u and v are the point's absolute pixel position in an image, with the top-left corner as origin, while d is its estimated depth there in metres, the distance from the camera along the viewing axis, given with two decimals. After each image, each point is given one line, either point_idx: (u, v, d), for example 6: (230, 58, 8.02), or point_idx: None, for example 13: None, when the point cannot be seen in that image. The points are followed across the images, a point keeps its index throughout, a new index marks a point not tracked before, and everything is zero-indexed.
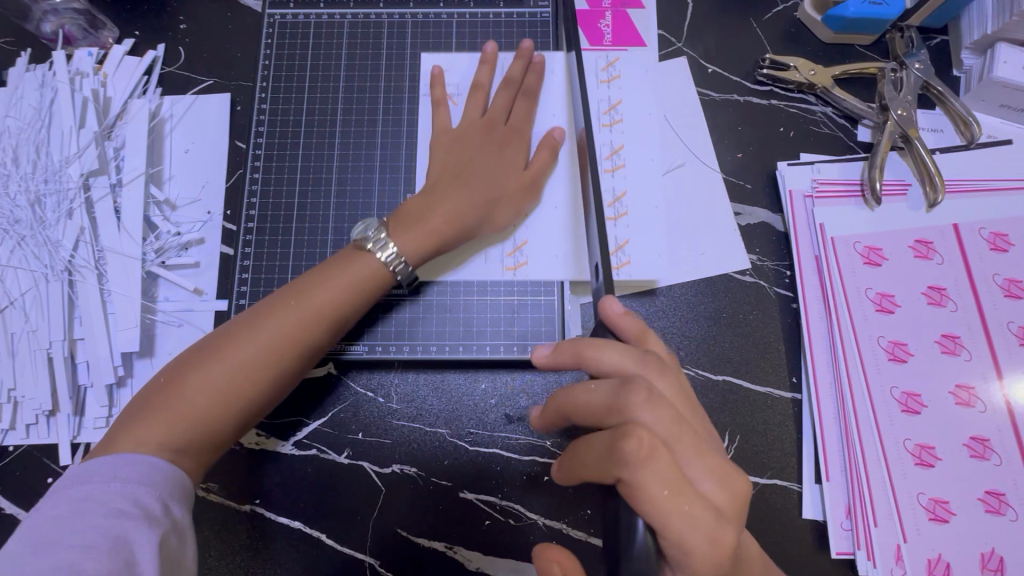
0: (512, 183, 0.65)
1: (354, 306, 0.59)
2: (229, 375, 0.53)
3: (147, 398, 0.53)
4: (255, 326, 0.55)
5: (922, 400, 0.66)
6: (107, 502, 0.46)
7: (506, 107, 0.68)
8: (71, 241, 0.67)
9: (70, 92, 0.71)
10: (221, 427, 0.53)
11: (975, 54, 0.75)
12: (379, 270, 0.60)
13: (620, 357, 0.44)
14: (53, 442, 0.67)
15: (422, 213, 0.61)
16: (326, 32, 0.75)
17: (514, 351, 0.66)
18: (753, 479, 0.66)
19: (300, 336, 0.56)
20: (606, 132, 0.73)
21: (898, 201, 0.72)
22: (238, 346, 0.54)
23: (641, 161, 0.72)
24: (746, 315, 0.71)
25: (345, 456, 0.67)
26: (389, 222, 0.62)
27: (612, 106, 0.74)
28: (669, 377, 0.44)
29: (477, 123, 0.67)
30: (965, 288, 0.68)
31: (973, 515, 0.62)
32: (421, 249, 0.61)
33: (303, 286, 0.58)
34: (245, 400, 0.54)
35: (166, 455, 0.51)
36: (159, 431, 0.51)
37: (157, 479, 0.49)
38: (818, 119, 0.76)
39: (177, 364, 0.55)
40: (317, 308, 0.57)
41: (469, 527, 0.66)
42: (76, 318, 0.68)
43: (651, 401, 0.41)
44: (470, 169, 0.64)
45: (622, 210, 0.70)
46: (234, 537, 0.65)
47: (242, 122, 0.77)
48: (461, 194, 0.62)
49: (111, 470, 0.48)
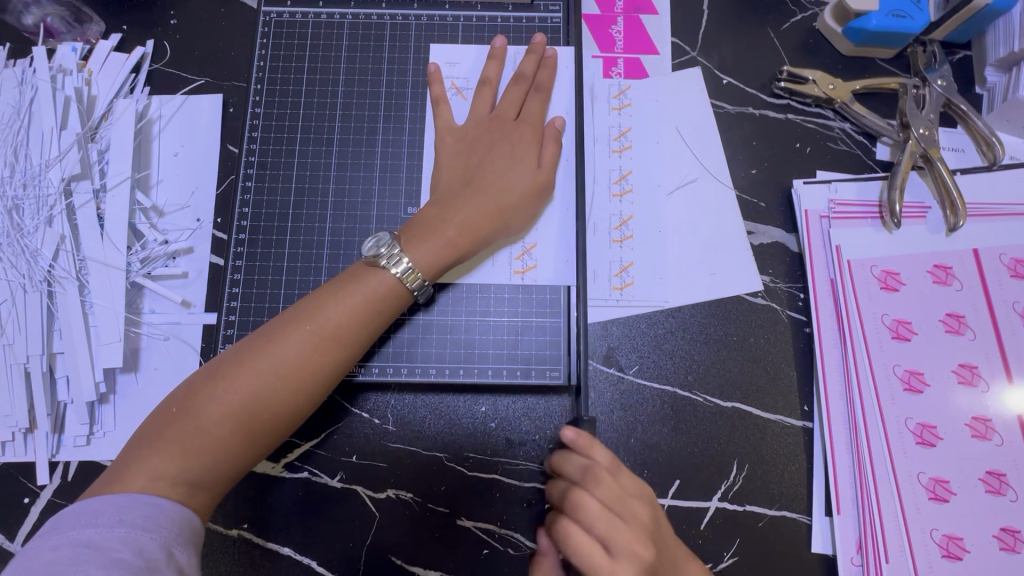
0: (527, 182, 0.61)
1: (374, 324, 0.56)
2: (244, 401, 0.50)
3: (157, 426, 0.50)
4: (268, 349, 0.52)
5: (938, 432, 0.64)
6: (107, 550, 0.42)
7: (517, 103, 0.65)
8: (51, 249, 0.64)
9: (51, 91, 0.68)
10: (239, 456, 0.51)
11: (1000, 72, 0.73)
12: (396, 285, 0.56)
13: (568, 467, 0.51)
14: (30, 460, 0.63)
15: (436, 225, 0.58)
16: (325, 31, 0.71)
17: (517, 375, 0.63)
18: (761, 511, 0.64)
19: (318, 359, 0.53)
20: (615, 158, 0.73)
21: (917, 224, 0.70)
22: (251, 372, 0.51)
23: (648, 187, 0.72)
24: (758, 340, 0.68)
25: (338, 480, 0.65)
26: (401, 234, 0.59)
27: (623, 133, 0.73)
28: (604, 482, 0.48)
29: (489, 120, 0.64)
30: (984, 316, 0.66)
31: (988, 552, 0.60)
32: (435, 260, 0.57)
33: (316, 304, 0.55)
34: (262, 428, 0.51)
35: (178, 493, 0.48)
36: (173, 464, 0.48)
37: (163, 523, 0.45)
38: (836, 135, 0.73)
39: (188, 390, 0.51)
40: (334, 329, 0.54)
41: (466, 555, 0.63)
42: (56, 331, 0.64)
43: (577, 517, 0.47)
44: (481, 175, 0.61)
45: (628, 232, 0.70)
46: (221, 562, 0.63)
47: (234, 124, 0.73)
48: (475, 203, 0.59)
49: (117, 513, 0.44)
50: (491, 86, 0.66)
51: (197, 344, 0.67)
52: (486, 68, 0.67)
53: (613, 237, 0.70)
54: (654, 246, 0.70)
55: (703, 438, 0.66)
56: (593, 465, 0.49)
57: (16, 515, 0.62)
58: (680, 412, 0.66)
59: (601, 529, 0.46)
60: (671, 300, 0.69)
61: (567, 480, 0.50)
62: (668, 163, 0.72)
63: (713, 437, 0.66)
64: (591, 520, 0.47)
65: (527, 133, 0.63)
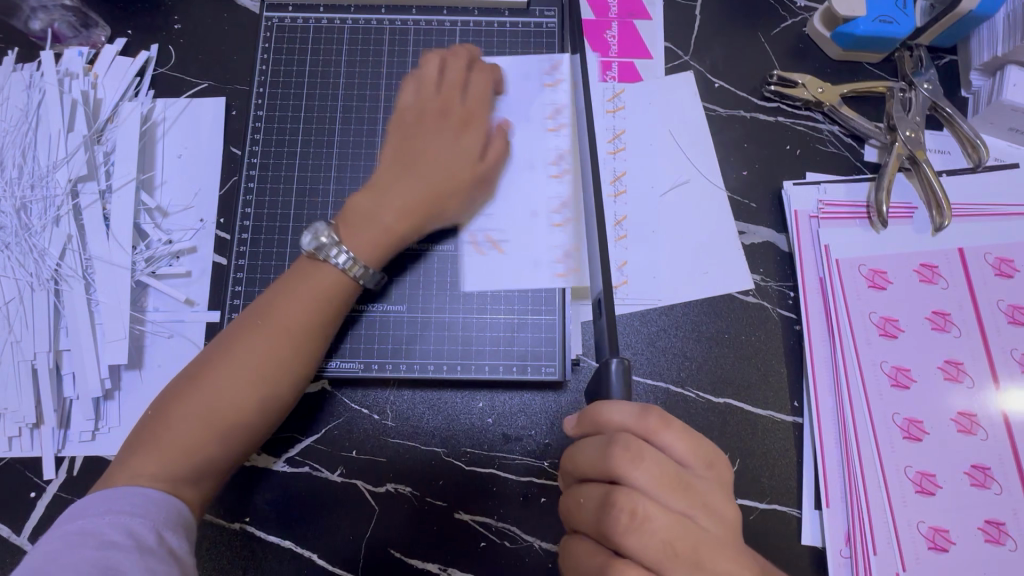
0: (465, 172, 0.62)
1: (327, 315, 0.57)
2: (210, 400, 0.52)
3: (138, 434, 0.52)
4: (230, 349, 0.54)
5: (924, 427, 0.65)
6: (99, 534, 0.45)
7: (460, 86, 0.65)
8: (58, 249, 0.66)
9: (58, 95, 0.69)
10: (213, 455, 0.52)
11: (984, 76, 0.75)
12: (341, 277, 0.57)
13: (592, 455, 0.46)
14: (38, 454, 0.65)
15: (371, 212, 0.59)
16: (325, 36, 0.73)
17: (513, 372, 0.65)
18: (753, 504, 0.65)
19: (276, 353, 0.54)
20: (609, 159, 0.74)
21: (904, 224, 0.71)
22: (217, 372, 0.53)
23: (641, 188, 0.73)
24: (749, 337, 0.70)
25: (339, 474, 0.66)
26: (338, 223, 0.59)
27: (616, 135, 0.75)
28: (646, 459, 0.44)
29: (431, 101, 0.64)
30: (969, 314, 0.68)
31: (973, 543, 0.62)
32: (374, 249, 0.58)
33: (270, 302, 0.56)
34: (230, 425, 0.52)
35: (162, 488, 0.49)
36: (151, 466, 0.50)
37: (152, 509, 0.48)
38: (825, 138, 0.75)
39: (164, 396, 0.53)
40: (288, 324, 0.55)
41: (464, 548, 0.65)
42: (62, 328, 0.66)
43: (637, 524, 0.43)
44: (420, 160, 0.61)
45: (622, 232, 0.72)
46: (223, 554, 0.64)
47: (237, 127, 0.74)
48: (409, 188, 0.60)
49: (105, 503, 0.47)
50: (439, 63, 0.65)
51: (200, 341, 0.68)
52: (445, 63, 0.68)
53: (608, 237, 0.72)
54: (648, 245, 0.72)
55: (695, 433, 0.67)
56: (620, 439, 0.44)
57: (23, 509, 0.64)
58: (673, 408, 0.68)
59: (668, 521, 0.43)
60: (665, 299, 0.70)
61: (598, 470, 0.45)
62: (661, 164, 0.74)
63: (705, 432, 0.67)
64: (653, 510, 0.43)
65: (466, 121, 0.63)
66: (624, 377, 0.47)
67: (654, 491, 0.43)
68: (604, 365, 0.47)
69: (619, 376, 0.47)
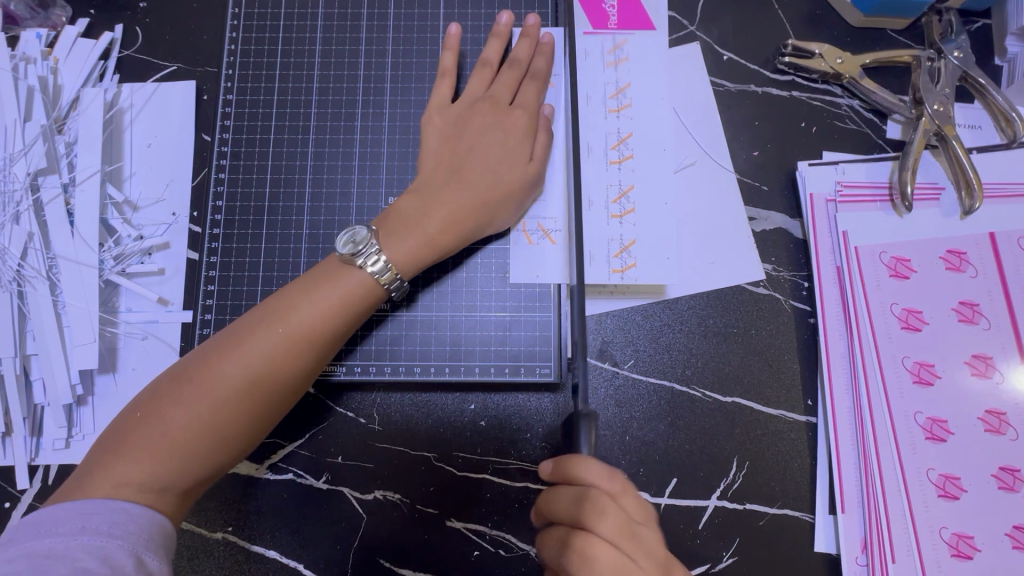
0: (519, 181, 0.58)
1: (345, 325, 0.53)
2: (215, 405, 0.48)
3: (121, 429, 0.48)
4: (240, 349, 0.49)
5: (948, 427, 0.61)
6: (69, 559, 0.40)
7: (512, 87, 0.61)
8: (19, 248, 0.62)
9: (13, 81, 0.64)
10: (211, 462, 0.49)
11: (1021, 41, 0.68)
12: (373, 285, 0.53)
13: (562, 501, 0.44)
14: (9, 464, 0.62)
15: (416, 219, 0.55)
16: (299, 12, 0.67)
17: (505, 373, 0.60)
18: (761, 509, 0.61)
19: (291, 361, 0.50)
20: (611, 120, 0.66)
21: (929, 207, 0.66)
22: (217, 376, 0.48)
23: (649, 156, 0.65)
24: (759, 332, 0.65)
25: (324, 481, 0.63)
26: (377, 227, 0.55)
27: (620, 90, 0.67)
28: (610, 511, 0.42)
29: (481, 103, 0.60)
30: (1000, 304, 0.62)
31: (1000, 551, 0.58)
32: (414, 259, 0.54)
33: (288, 303, 0.51)
34: (234, 432, 0.49)
35: (146, 498, 0.46)
36: (140, 470, 0.46)
37: (130, 528, 0.43)
38: (843, 113, 0.69)
39: (155, 392, 0.49)
40: (307, 330, 0.51)
41: (457, 558, 0.61)
42: (29, 332, 0.62)
43: (591, 570, 0.41)
44: (470, 166, 0.57)
45: (628, 206, 0.64)
46: (207, 565, 0.61)
47: (209, 113, 0.69)
48: (460, 196, 0.56)
49: (80, 520, 0.42)
50: (494, 70, 0.63)
51: (175, 343, 0.64)
52: (491, 51, 0.63)
53: (612, 212, 0.64)
54: (653, 227, 0.63)
55: (701, 434, 0.63)
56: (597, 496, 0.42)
57: None
58: (678, 408, 0.63)
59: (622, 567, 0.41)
60: (668, 292, 0.65)
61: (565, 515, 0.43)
62: None
63: (712, 435, 0.63)
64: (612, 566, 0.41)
65: (520, 123, 0.59)
66: (594, 438, 0.42)
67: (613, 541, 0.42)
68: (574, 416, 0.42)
69: (585, 435, 0.42)
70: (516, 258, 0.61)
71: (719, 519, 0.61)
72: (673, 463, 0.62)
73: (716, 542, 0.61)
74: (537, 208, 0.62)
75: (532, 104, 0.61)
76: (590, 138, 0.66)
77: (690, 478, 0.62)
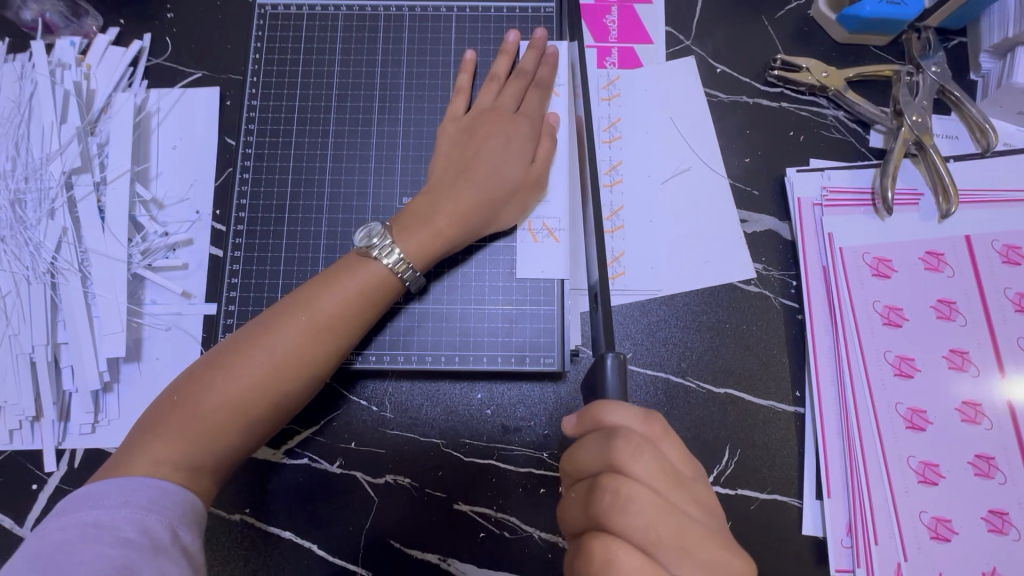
0: (519, 177, 0.62)
1: (366, 317, 0.57)
2: (244, 390, 0.51)
3: (157, 412, 0.51)
4: (268, 338, 0.53)
5: (927, 417, 0.64)
6: (114, 530, 0.43)
7: (518, 95, 0.66)
8: (53, 241, 0.65)
9: (50, 85, 0.68)
10: (240, 444, 0.52)
11: (995, 58, 0.73)
12: (388, 275, 0.57)
13: (587, 452, 0.44)
14: (38, 447, 0.65)
15: (427, 214, 0.59)
16: (319, 23, 0.72)
17: (512, 363, 0.64)
18: (752, 494, 0.65)
19: (315, 349, 0.54)
20: (604, 148, 0.73)
21: (910, 210, 0.70)
22: (247, 363, 0.52)
23: (638, 177, 0.72)
24: (750, 327, 0.69)
25: (337, 466, 0.66)
26: (391, 224, 0.59)
27: (612, 123, 0.74)
28: (645, 454, 0.42)
29: (489, 112, 0.65)
30: (975, 302, 0.66)
31: (976, 533, 0.61)
32: (425, 250, 0.58)
33: (311, 295, 0.55)
34: (262, 416, 0.53)
35: (182, 476, 0.49)
36: (176, 450, 0.49)
37: (167, 505, 0.47)
38: (829, 123, 0.74)
39: (188, 378, 0.53)
40: (330, 320, 0.54)
41: (464, 539, 0.65)
42: (60, 321, 0.66)
43: (619, 505, 0.41)
44: (476, 166, 0.61)
45: (619, 222, 0.71)
46: (226, 545, 0.64)
47: (232, 117, 0.74)
48: (468, 193, 0.60)
49: (122, 495, 0.46)
50: (500, 83, 0.67)
51: (198, 334, 0.68)
52: (498, 65, 0.68)
53: (604, 228, 0.71)
54: (641, 238, 0.70)
55: (696, 423, 0.66)
56: (620, 433, 0.42)
57: (25, 500, 0.64)
58: (674, 398, 0.67)
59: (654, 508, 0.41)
60: (664, 288, 0.69)
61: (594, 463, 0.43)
62: (662, 152, 0.73)
63: (706, 423, 0.67)
64: (644, 496, 0.41)
65: (523, 127, 0.64)
66: (621, 375, 0.45)
67: (651, 486, 0.42)
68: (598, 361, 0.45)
69: (615, 372, 0.45)
70: (522, 254, 0.65)
71: None
72: None
73: None
74: (542, 207, 0.66)
75: (535, 112, 0.65)
76: None
77: None
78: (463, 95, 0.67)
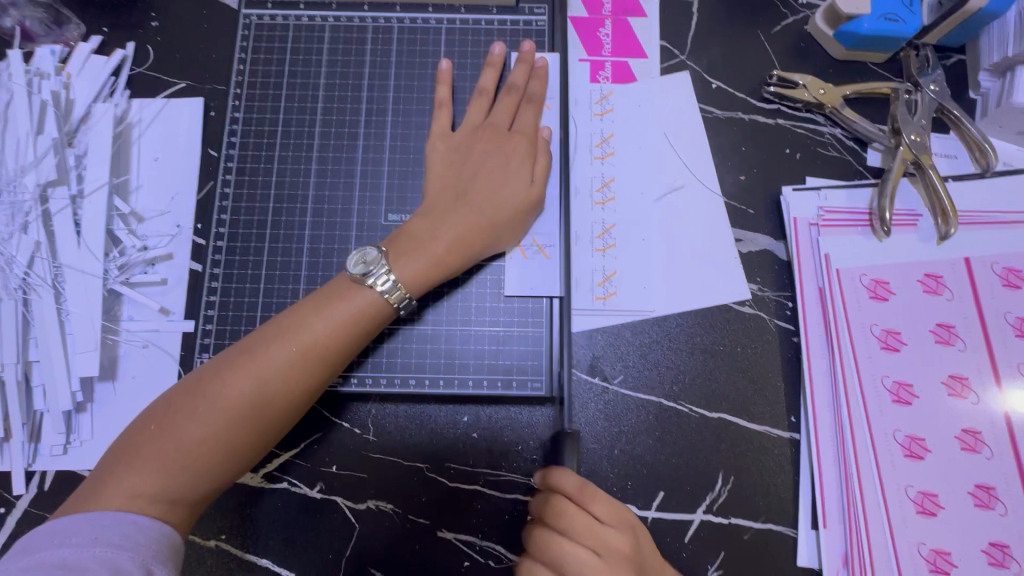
0: (512, 196, 0.60)
1: (355, 342, 0.55)
2: (228, 419, 0.49)
3: (134, 442, 0.49)
4: (253, 364, 0.51)
5: (926, 445, 0.63)
6: (82, 571, 0.41)
7: (510, 113, 0.64)
8: (26, 256, 0.63)
9: (27, 95, 0.66)
10: (220, 475, 0.50)
11: (994, 77, 0.71)
12: (381, 303, 0.55)
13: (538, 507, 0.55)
14: (6, 469, 0.62)
15: (424, 240, 0.57)
16: (306, 34, 0.70)
17: (498, 386, 0.62)
18: (746, 523, 0.63)
19: (303, 377, 0.52)
20: (596, 165, 0.71)
21: (908, 232, 0.69)
22: (232, 390, 0.50)
23: (631, 194, 0.71)
24: (744, 350, 0.67)
25: (318, 491, 0.64)
26: (386, 247, 0.57)
27: (605, 139, 0.72)
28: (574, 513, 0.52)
29: (481, 130, 0.63)
30: (975, 326, 0.65)
31: (975, 567, 0.59)
32: (422, 279, 0.57)
33: (300, 320, 0.53)
34: (245, 446, 0.51)
35: (159, 509, 0.47)
36: (153, 482, 0.47)
37: (140, 542, 0.44)
38: (826, 141, 0.72)
39: (168, 405, 0.50)
40: (319, 347, 0.52)
41: (448, 568, 0.62)
42: (32, 339, 0.63)
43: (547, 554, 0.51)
44: (475, 188, 0.60)
45: (611, 241, 0.69)
46: (200, 573, 0.62)
47: (216, 128, 0.72)
48: (465, 217, 0.59)
49: (92, 532, 0.44)
50: (489, 98, 0.65)
51: (175, 352, 0.66)
52: (485, 79, 0.66)
53: (595, 246, 0.69)
54: (634, 257, 0.69)
55: (688, 449, 0.64)
56: (553, 498, 0.54)
57: None
58: (666, 423, 0.65)
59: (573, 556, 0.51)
60: (657, 309, 0.68)
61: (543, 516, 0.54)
62: (656, 169, 0.71)
63: (699, 448, 0.65)
64: (571, 549, 0.51)
65: (520, 145, 0.62)
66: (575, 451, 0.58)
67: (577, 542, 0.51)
68: (553, 433, 0.56)
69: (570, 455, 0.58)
70: (511, 273, 0.64)
71: (704, 532, 0.63)
72: (661, 477, 0.64)
73: (701, 555, 0.62)
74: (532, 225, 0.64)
75: (529, 130, 0.63)
76: (578, 180, 0.71)
77: (677, 491, 0.63)
78: (447, 110, 0.66)
